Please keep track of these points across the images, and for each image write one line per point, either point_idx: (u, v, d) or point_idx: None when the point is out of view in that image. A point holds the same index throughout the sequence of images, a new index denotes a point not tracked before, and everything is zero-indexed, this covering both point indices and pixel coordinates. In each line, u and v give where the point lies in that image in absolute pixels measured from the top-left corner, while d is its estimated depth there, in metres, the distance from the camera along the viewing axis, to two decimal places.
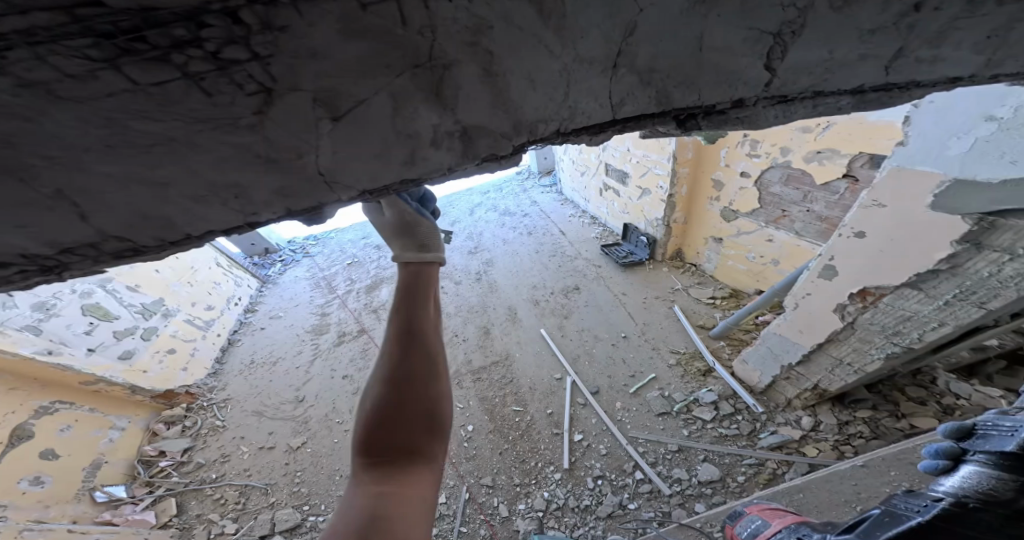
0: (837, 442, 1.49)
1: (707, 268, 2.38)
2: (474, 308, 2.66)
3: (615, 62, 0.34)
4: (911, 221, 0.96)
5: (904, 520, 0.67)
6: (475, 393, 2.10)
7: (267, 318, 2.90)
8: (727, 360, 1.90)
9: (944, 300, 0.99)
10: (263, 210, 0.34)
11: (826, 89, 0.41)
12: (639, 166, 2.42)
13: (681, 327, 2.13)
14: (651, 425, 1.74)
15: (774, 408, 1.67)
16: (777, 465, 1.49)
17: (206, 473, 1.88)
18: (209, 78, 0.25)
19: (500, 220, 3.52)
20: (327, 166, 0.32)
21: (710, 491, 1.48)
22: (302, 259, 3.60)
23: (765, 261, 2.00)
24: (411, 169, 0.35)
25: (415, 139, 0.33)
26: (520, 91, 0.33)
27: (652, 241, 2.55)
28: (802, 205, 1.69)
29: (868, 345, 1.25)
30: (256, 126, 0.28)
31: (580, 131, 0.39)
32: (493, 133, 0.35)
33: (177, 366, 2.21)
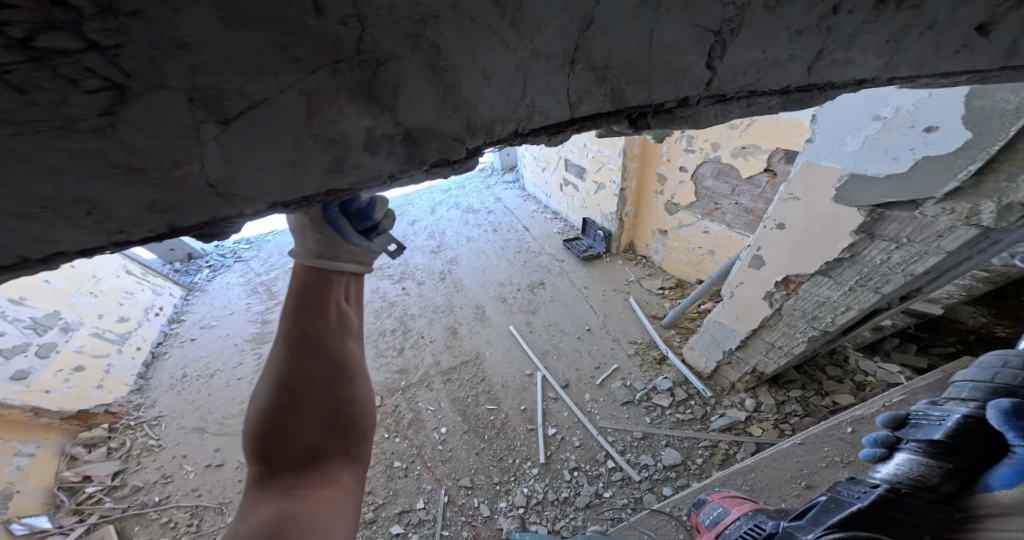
0: (777, 421, 1.64)
1: (655, 260, 2.51)
2: (439, 307, 2.62)
3: (573, 58, 0.33)
4: (819, 214, 1.07)
5: (846, 506, 0.67)
6: (446, 394, 2.08)
7: (197, 329, 2.65)
8: (678, 347, 2.03)
9: (850, 285, 1.12)
10: (135, 228, 0.28)
11: (761, 89, 0.42)
12: (594, 162, 2.51)
13: (637, 318, 2.24)
14: (617, 414, 1.81)
15: (721, 391, 1.80)
16: (729, 446, 1.61)
17: (147, 496, 1.74)
18: (20, 73, 0.20)
19: (462, 217, 3.50)
20: (216, 176, 0.27)
21: (675, 475, 1.57)
22: (233, 264, 3.28)
23: (703, 252, 2.15)
24: (338, 179, 0.31)
25: (339, 145, 0.29)
26: (474, 88, 0.31)
27: (608, 234, 2.65)
28: (731, 198, 1.85)
29: (794, 329, 1.38)
30: (104, 129, 0.23)
31: (539, 132, 0.38)
32: (443, 136, 0.33)
33: (90, 384, 1.98)
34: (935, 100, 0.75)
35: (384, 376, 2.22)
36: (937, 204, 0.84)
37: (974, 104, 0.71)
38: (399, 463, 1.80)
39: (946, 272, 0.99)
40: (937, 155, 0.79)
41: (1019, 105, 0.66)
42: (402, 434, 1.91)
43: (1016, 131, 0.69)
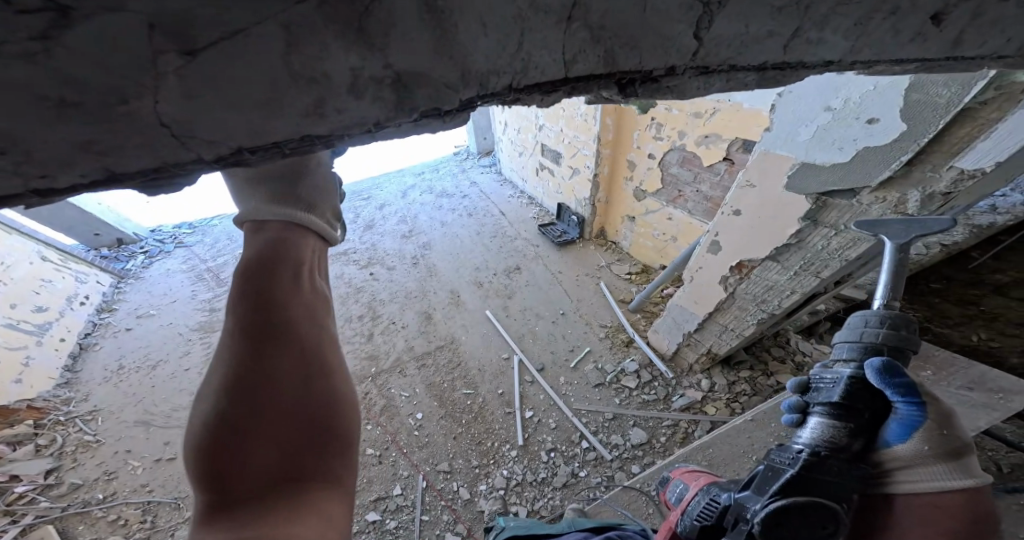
0: (728, 400, 1.76)
1: (624, 245, 2.58)
2: (411, 293, 2.57)
3: (570, 15, 0.27)
4: (774, 202, 1.13)
5: (780, 474, 0.64)
6: (422, 379, 2.06)
7: (132, 318, 2.45)
8: (644, 330, 2.12)
9: (795, 270, 1.21)
10: (61, 172, 0.22)
11: (741, 64, 0.37)
12: (570, 147, 2.52)
13: (607, 303, 2.31)
14: (589, 396, 1.88)
15: (680, 372, 1.90)
16: (688, 425, 1.71)
17: (89, 493, 1.62)
18: None
19: (436, 201, 3.42)
20: (170, 116, 0.21)
21: (642, 453, 1.66)
22: (173, 250, 3.05)
23: (667, 238, 2.24)
24: (317, 124, 0.26)
25: (322, 86, 0.23)
26: (469, 34, 0.25)
27: (582, 220, 2.70)
28: (694, 185, 1.93)
29: (746, 312, 1.47)
30: (36, 57, 0.17)
31: (533, 90, 0.33)
32: (436, 83, 0.27)
33: (6, 379, 1.81)
34: (878, 93, 0.80)
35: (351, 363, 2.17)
36: (870, 193, 0.92)
37: (911, 98, 0.76)
38: (372, 451, 1.77)
39: (878, 260, 1.08)
40: (877, 146, 0.85)
41: (948, 101, 0.72)
42: (375, 421, 1.89)
43: (944, 124, 0.75)
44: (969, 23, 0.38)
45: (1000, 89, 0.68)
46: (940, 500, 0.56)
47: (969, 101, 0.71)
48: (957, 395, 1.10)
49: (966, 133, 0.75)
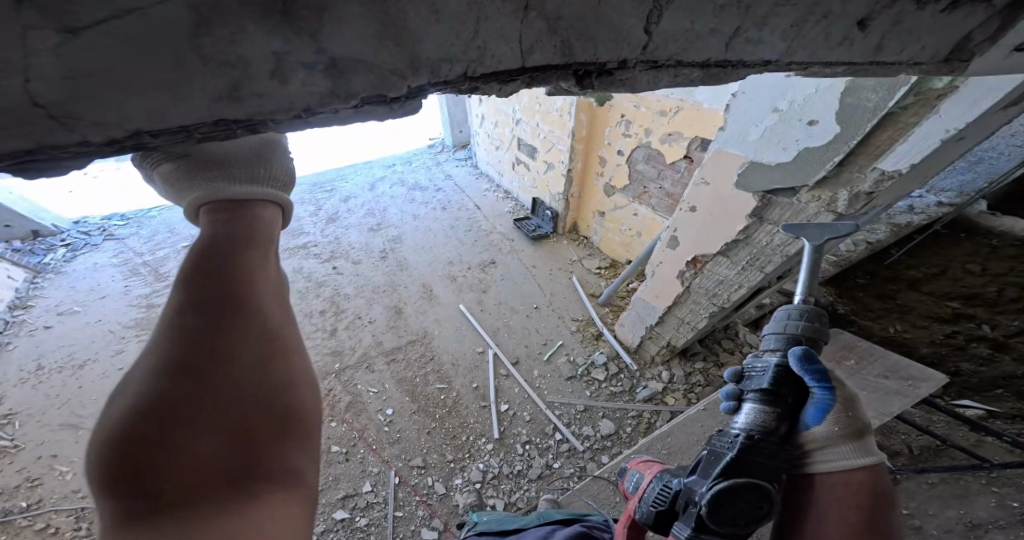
0: (685, 390, 1.85)
1: (594, 240, 2.63)
2: (380, 287, 2.52)
3: (526, 5, 0.27)
4: (723, 199, 1.20)
5: (720, 458, 0.67)
6: (392, 375, 2.03)
7: (51, 315, 2.29)
8: (612, 323, 2.17)
9: (742, 265, 1.28)
10: None
11: (686, 61, 0.38)
12: (546, 141, 2.53)
13: (578, 297, 2.35)
14: (562, 389, 1.92)
15: (643, 364, 1.97)
16: (651, 415, 1.78)
17: (9, 502, 1.53)
18: None
19: (408, 194, 3.35)
20: (47, 97, 0.18)
21: (610, 443, 1.71)
22: (101, 243, 2.85)
23: (632, 233, 2.30)
24: (232, 109, 0.23)
25: (237, 69, 0.21)
26: (418, 20, 0.24)
27: (555, 216, 2.72)
28: (657, 182, 1.98)
29: (700, 305, 1.53)
30: None
31: (489, 80, 0.32)
32: (377, 69, 0.26)
33: None
34: (819, 97, 0.85)
35: (313, 358, 2.11)
36: (808, 192, 0.98)
37: (845, 102, 0.82)
38: (338, 448, 1.74)
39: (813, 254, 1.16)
40: (814, 147, 0.91)
41: (876, 105, 0.78)
42: (340, 418, 1.84)
43: (873, 125, 0.80)
44: (891, 28, 0.42)
45: (918, 95, 0.74)
46: (851, 477, 0.61)
47: (892, 106, 0.77)
48: (875, 383, 1.20)
49: (888, 137, 0.81)
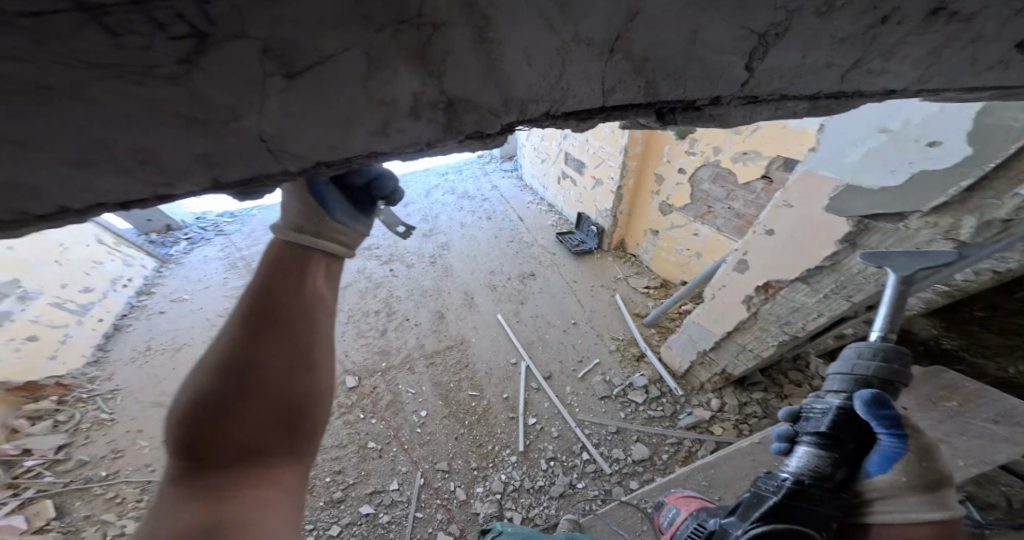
0: (737, 421, 1.72)
1: (644, 259, 2.56)
2: (426, 291, 2.61)
3: (613, 48, 0.30)
4: (809, 223, 1.12)
5: (764, 500, 0.68)
6: (428, 378, 2.08)
7: (166, 301, 2.59)
8: (657, 346, 2.09)
9: (824, 293, 1.18)
10: (181, 178, 0.30)
11: (791, 93, 0.38)
12: (595, 157, 2.52)
13: (621, 315, 2.29)
14: (595, 408, 1.86)
15: (691, 390, 1.86)
16: (692, 444, 1.68)
17: (92, 471, 1.73)
18: (116, 14, 0.20)
19: (457, 203, 3.47)
20: (270, 132, 0.29)
21: (642, 469, 1.64)
22: (214, 237, 3.18)
23: (690, 253, 2.20)
24: (378, 139, 0.33)
25: (386, 107, 0.30)
26: (514, 66, 0.30)
27: (601, 232, 2.69)
28: (725, 202, 1.89)
29: (766, 333, 1.44)
30: (179, 78, 0.23)
31: (565, 117, 0.36)
32: (481, 110, 0.34)
33: (42, 355, 1.95)
34: (944, 117, 0.77)
35: (360, 356, 2.22)
36: (920, 217, 0.89)
37: (980, 122, 0.72)
38: (372, 445, 1.80)
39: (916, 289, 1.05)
40: (931, 170, 0.83)
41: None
42: (379, 416, 1.91)
43: (1016, 149, 0.71)
44: None
45: None
46: (915, 532, 0.61)
47: None
48: (977, 428, 1.07)
49: None
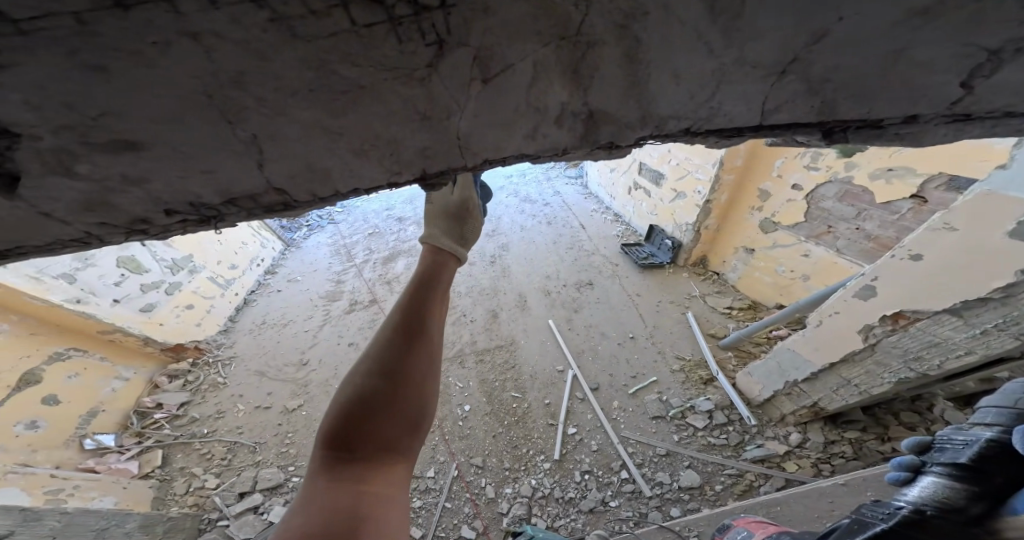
0: (818, 460, 1.51)
1: (730, 277, 2.38)
2: (484, 289, 2.69)
3: (786, 70, 0.36)
4: (980, 249, 0.88)
5: (870, 526, 0.67)
6: (476, 374, 2.15)
7: (284, 281, 3.12)
8: (732, 371, 1.93)
9: (981, 329, 0.96)
10: (405, 170, 0.41)
11: (1018, 109, 0.40)
12: (678, 169, 2.42)
13: (692, 335, 2.16)
14: (643, 428, 1.79)
15: (766, 421, 1.69)
16: (755, 478, 1.53)
17: (197, 428, 2.02)
18: (405, 24, 0.29)
19: (520, 205, 3.56)
20: (463, 131, 0.39)
21: (687, 497, 1.54)
22: (327, 225, 3.88)
23: (795, 276, 1.95)
24: (529, 141, 0.43)
25: (540, 113, 0.39)
26: (658, 85, 0.38)
27: (677, 246, 2.56)
28: (853, 222, 1.62)
29: (882, 367, 1.22)
30: (425, 79, 0.33)
31: (717, 131, 0.44)
32: (619, 122, 0.42)
33: (192, 322, 2.41)
34: None
35: None
36: None
37: None
38: None
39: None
40: None
41: None
42: None
43: None
44: None
45: None
46: None
47: None
48: None
49: None
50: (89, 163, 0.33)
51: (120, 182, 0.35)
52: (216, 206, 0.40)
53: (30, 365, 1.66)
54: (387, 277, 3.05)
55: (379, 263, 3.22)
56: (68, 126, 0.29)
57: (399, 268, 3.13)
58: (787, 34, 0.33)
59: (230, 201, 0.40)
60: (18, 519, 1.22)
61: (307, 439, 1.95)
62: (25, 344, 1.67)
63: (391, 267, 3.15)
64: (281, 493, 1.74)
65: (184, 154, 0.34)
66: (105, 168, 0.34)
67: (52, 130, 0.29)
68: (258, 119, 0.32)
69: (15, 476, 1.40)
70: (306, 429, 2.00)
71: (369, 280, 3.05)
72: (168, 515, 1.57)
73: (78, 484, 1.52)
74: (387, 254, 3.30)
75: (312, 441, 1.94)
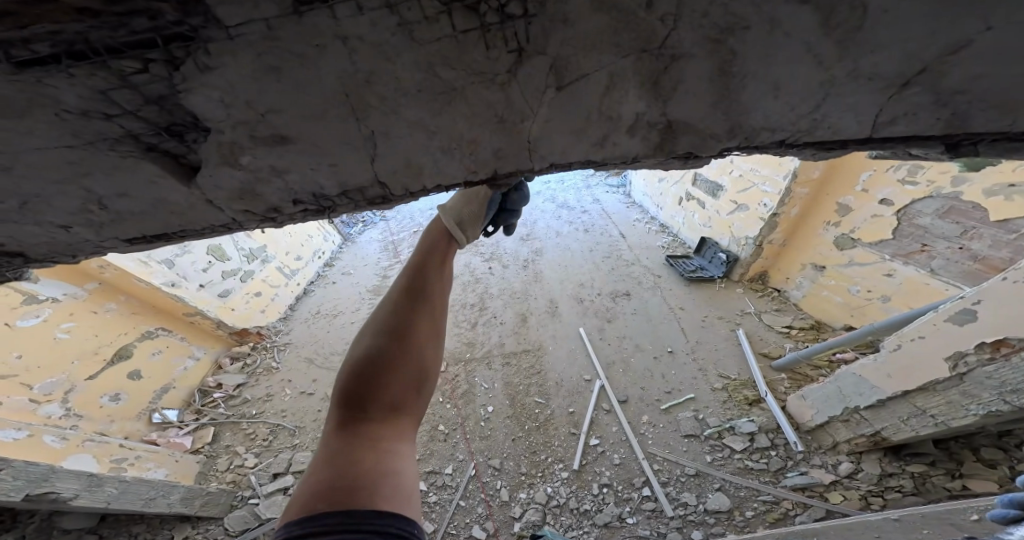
0: (867, 493, 1.40)
1: (793, 295, 2.25)
2: (516, 293, 2.72)
3: (911, 80, 0.35)
4: None
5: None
6: (502, 377, 2.16)
7: (339, 274, 3.31)
8: (782, 393, 1.83)
9: None
10: (479, 169, 0.46)
11: None
12: (741, 180, 2.34)
13: (741, 353, 2.07)
14: (673, 445, 1.73)
15: (816, 448, 1.60)
16: (791, 507, 1.44)
17: (246, 409, 2.14)
18: (491, 31, 0.33)
19: (556, 211, 3.65)
20: (532, 134, 0.42)
21: (712, 521, 1.47)
22: (379, 222, 4.12)
23: (871, 296, 1.80)
24: (598, 149, 0.45)
25: (612, 122, 0.42)
26: (754, 95, 0.38)
27: (732, 260, 2.47)
28: (954, 241, 1.47)
29: (968, 399, 1.12)
30: (504, 83, 0.37)
31: (817, 143, 0.43)
32: (702, 133, 0.42)
33: (258, 309, 2.62)
34: None
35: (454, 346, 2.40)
36: None
37: None
38: (442, 428, 1.92)
39: None
40: None
41: None
42: (453, 402, 2.04)
43: None
44: None
45: None
46: None
47: None
48: None
49: None
50: (250, 154, 0.41)
51: (267, 172, 0.43)
52: (331, 198, 0.48)
53: (126, 341, 1.90)
54: None
55: None
56: (243, 121, 0.37)
57: None
58: (915, 46, 0.33)
59: (343, 192, 0.47)
60: (85, 482, 1.35)
61: None
62: (124, 324, 1.91)
63: None
64: None
65: (319, 147, 0.41)
66: (260, 159, 0.41)
67: (229, 125, 0.38)
68: (376, 117, 0.39)
69: (90, 443, 1.53)
70: None
71: None
72: (208, 489, 1.66)
73: (139, 455, 1.64)
74: None
75: None
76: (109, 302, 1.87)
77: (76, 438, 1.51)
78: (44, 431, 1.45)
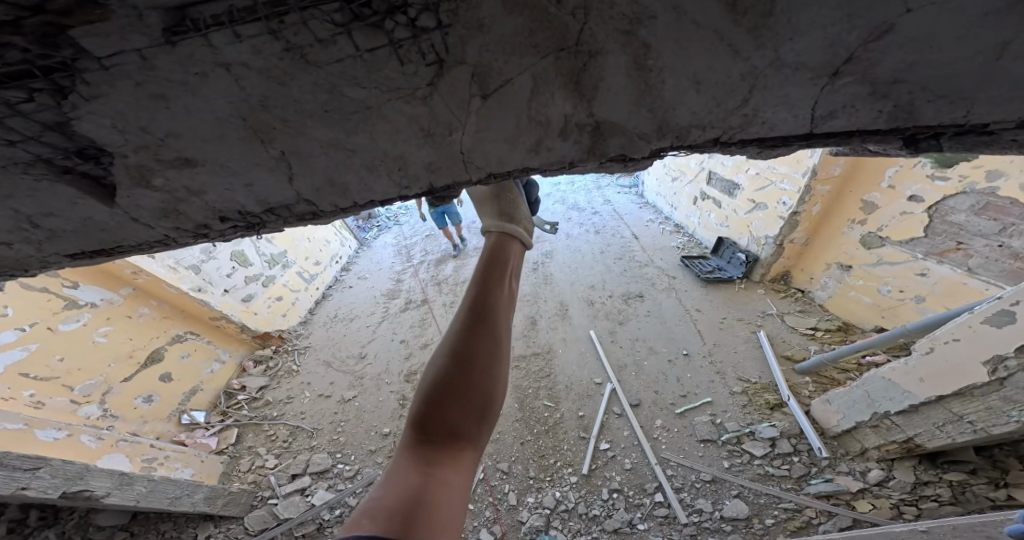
0: (900, 502, 1.33)
1: (819, 297, 2.16)
2: (525, 296, 2.73)
3: (838, 70, 0.36)
4: None
5: None
6: (511, 379, 2.16)
7: (355, 278, 3.39)
8: (805, 398, 1.76)
9: None
10: (414, 183, 0.47)
11: None
12: (758, 180, 2.26)
13: (761, 356, 2.00)
14: (687, 449, 1.69)
15: (841, 455, 1.53)
16: (814, 515, 1.39)
17: (268, 411, 2.20)
18: (405, 46, 0.34)
19: (566, 213, 3.65)
20: (466, 144, 0.43)
21: (730, 528, 1.43)
22: (392, 226, 4.20)
23: (904, 297, 1.71)
24: (534, 157, 0.45)
25: (543, 128, 0.42)
26: (680, 92, 0.38)
27: (753, 260, 2.39)
28: (994, 238, 1.38)
29: (1009, 404, 1.05)
30: (427, 95, 0.38)
31: (756, 141, 0.44)
32: (629, 133, 0.43)
33: (278, 312, 2.70)
34: None
35: None
36: None
37: None
38: None
39: None
40: None
41: None
42: None
43: None
44: None
45: None
46: None
47: None
48: None
49: None
50: (160, 177, 0.42)
51: (181, 193, 0.45)
52: (256, 214, 0.49)
53: (159, 344, 2.00)
54: (439, 278, 3.17)
55: (433, 265, 3.36)
56: (143, 146, 0.39)
57: (450, 270, 3.24)
58: (837, 35, 0.33)
59: (269, 209, 0.48)
60: (117, 480, 1.43)
61: (355, 429, 2.06)
62: (156, 327, 2.00)
63: (443, 269, 3.27)
64: (326, 479, 1.84)
65: (229, 168, 0.42)
66: (173, 181, 0.43)
67: (126, 149, 0.39)
68: (314, 128, 0.39)
69: (124, 443, 1.61)
70: (356, 418, 2.13)
71: (423, 280, 3.19)
72: (230, 489, 1.72)
73: (168, 454, 1.71)
74: (439, 257, 3.44)
75: (360, 432, 2.05)
76: (142, 306, 1.96)
77: (110, 438, 1.59)
78: (82, 431, 1.53)
